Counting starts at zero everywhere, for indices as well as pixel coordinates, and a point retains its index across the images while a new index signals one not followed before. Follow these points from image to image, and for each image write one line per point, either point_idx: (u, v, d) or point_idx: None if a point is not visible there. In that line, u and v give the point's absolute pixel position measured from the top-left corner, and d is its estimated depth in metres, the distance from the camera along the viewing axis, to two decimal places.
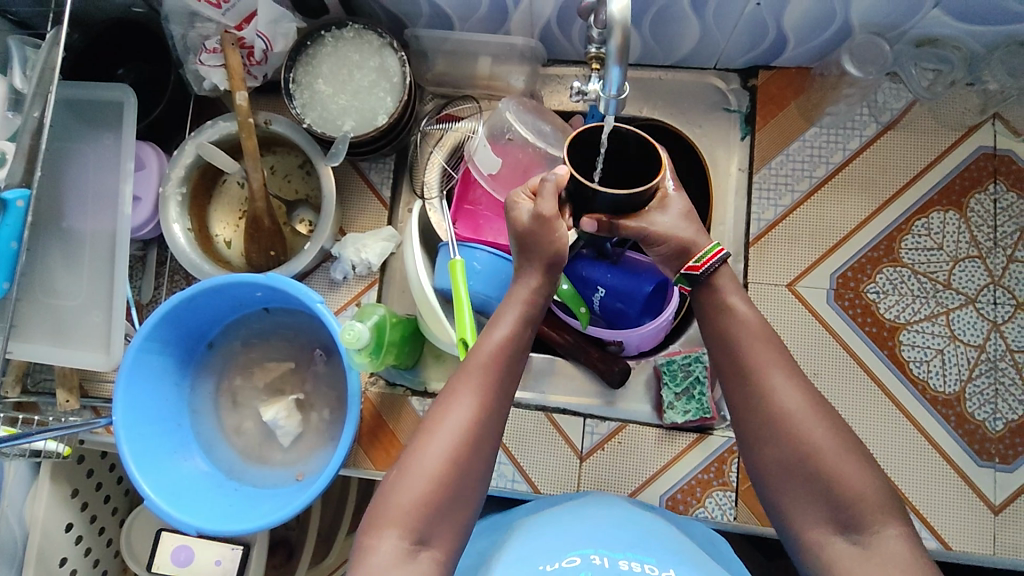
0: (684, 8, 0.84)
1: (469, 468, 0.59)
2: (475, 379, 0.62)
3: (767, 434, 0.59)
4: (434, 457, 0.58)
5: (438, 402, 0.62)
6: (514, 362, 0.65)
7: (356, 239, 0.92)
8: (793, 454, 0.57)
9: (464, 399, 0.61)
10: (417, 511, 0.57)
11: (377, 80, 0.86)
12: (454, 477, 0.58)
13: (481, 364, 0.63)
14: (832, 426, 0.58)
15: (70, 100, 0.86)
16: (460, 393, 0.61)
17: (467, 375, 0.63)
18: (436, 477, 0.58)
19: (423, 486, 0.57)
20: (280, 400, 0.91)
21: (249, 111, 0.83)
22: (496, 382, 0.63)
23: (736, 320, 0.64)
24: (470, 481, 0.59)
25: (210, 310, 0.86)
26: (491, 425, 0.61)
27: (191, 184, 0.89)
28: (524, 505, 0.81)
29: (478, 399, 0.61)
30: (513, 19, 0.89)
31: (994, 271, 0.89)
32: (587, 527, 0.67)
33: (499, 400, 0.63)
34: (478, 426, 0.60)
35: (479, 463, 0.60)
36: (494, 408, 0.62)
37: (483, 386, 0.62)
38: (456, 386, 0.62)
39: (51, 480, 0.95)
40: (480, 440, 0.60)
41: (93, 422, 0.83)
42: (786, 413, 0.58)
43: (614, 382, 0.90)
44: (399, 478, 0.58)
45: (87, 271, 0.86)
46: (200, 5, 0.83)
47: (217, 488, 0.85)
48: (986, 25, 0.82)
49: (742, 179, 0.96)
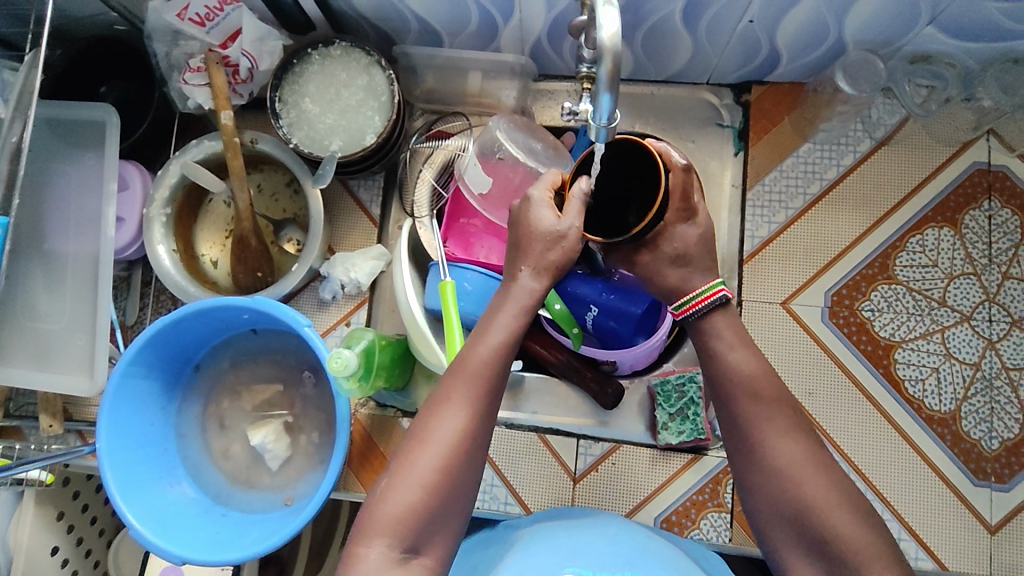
0: (676, 24, 0.82)
1: (461, 475, 0.57)
2: (466, 384, 0.59)
3: (766, 486, 0.58)
4: (424, 466, 0.56)
5: (428, 405, 0.60)
6: (509, 363, 0.61)
7: (346, 258, 0.91)
8: (791, 508, 0.57)
9: (456, 405, 0.58)
10: (407, 520, 0.55)
11: (365, 98, 0.84)
12: (445, 486, 0.57)
13: (475, 368, 0.60)
14: (831, 480, 0.57)
15: (52, 120, 0.84)
16: (452, 399, 0.59)
17: (459, 379, 0.60)
18: (427, 487, 0.56)
19: (413, 496, 0.56)
20: (268, 423, 0.89)
21: (234, 130, 0.82)
22: (490, 386, 0.60)
23: (733, 358, 0.62)
24: (461, 489, 0.58)
25: (196, 332, 0.85)
26: (484, 432, 0.59)
27: (176, 204, 0.88)
28: (516, 520, 0.79)
29: (471, 405, 0.58)
30: (503, 35, 0.87)
31: (989, 288, 0.88)
32: (582, 543, 0.66)
33: (492, 404, 0.60)
34: (471, 433, 0.58)
35: (471, 471, 0.58)
36: (486, 414, 0.59)
37: (477, 392, 0.59)
38: (448, 390, 0.59)
39: (36, 504, 0.93)
40: (473, 448, 0.58)
41: (75, 450, 0.81)
42: (787, 467, 0.58)
43: (607, 404, 0.89)
44: (389, 486, 0.56)
45: (70, 294, 0.85)
46: (184, 23, 0.82)
47: (204, 514, 0.83)
48: (980, 42, 0.81)
49: (735, 196, 0.94)
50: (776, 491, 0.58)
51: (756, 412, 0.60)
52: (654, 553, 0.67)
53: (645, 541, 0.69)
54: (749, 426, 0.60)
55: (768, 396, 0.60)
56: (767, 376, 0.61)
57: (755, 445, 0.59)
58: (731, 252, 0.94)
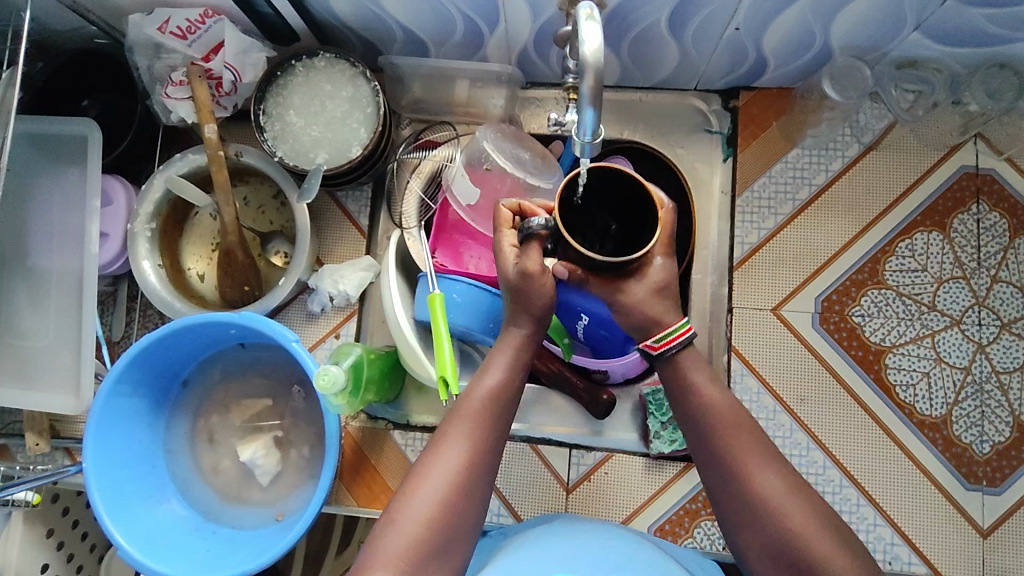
0: (662, 32, 0.82)
1: (461, 511, 0.59)
2: (466, 422, 0.63)
3: (747, 512, 0.60)
4: (425, 501, 0.59)
5: (430, 445, 0.63)
6: (506, 406, 0.65)
7: (334, 270, 0.90)
8: (768, 532, 0.59)
9: (456, 443, 0.61)
10: (408, 554, 0.57)
11: (350, 110, 0.83)
12: (446, 522, 0.59)
13: (474, 410, 0.63)
14: (810, 508, 0.59)
15: (33, 135, 0.83)
16: (452, 436, 0.62)
17: (459, 418, 0.63)
18: (427, 521, 0.58)
19: (414, 530, 0.57)
20: (258, 438, 0.89)
21: (219, 144, 0.81)
22: (488, 427, 0.63)
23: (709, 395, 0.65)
24: (462, 526, 0.59)
25: (182, 348, 0.84)
26: (483, 471, 0.61)
27: (161, 219, 0.87)
28: (512, 527, 0.79)
29: (471, 444, 0.62)
30: (489, 45, 0.87)
31: (978, 292, 0.88)
32: (573, 547, 0.67)
33: (491, 443, 0.63)
34: (471, 470, 0.61)
35: (471, 508, 0.60)
36: (486, 451, 0.62)
37: (476, 431, 0.62)
38: (448, 430, 0.62)
39: (25, 522, 0.92)
40: (473, 485, 0.60)
41: (62, 470, 0.80)
42: (766, 495, 0.59)
43: (600, 414, 0.88)
44: (391, 522, 0.58)
45: (54, 311, 0.84)
46: (165, 36, 0.81)
47: (194, 531, 0.83)
48: (967, 47, 0.81)
49: (725, 203, 0.94)
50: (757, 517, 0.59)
51: (734, 439, 0.62)
52: (655, 564, 0.66)
53: (644, 552, 0.68)
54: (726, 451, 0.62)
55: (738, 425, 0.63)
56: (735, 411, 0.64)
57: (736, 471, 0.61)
58: (721, 258, 0.93)
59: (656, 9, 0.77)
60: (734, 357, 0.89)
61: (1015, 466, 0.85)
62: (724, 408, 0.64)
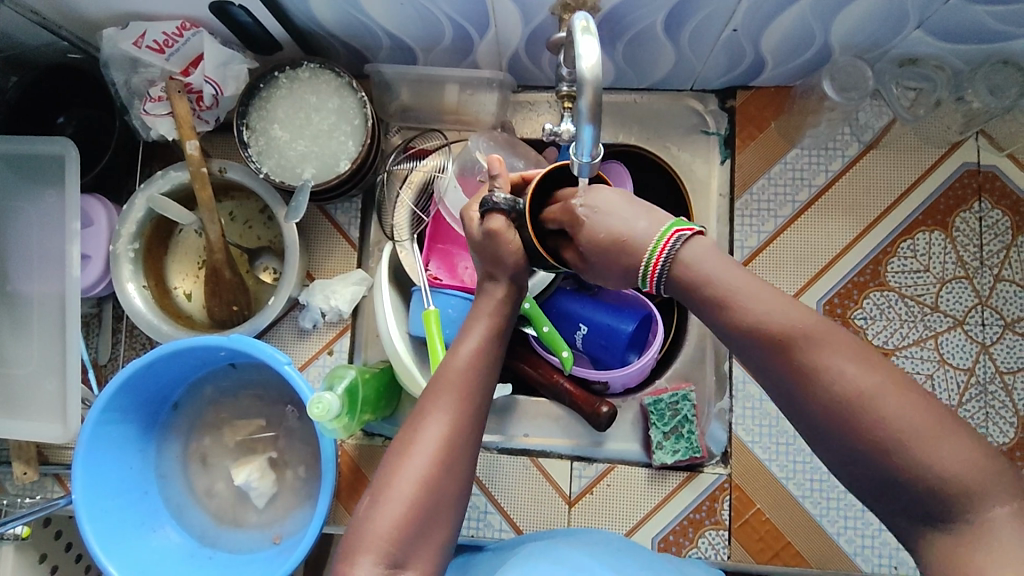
0: (658, 34, 0.79)
1: (445, 489, 0.56)
2: (447, 396, 0.59)
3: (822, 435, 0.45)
4: (410, 478, 0.55)
5: (411, 419, 0.59)
6: (487, 373, 0.62)
7: (325, 285, 0.88)
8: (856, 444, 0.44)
9: (439, 415, 0.58)
10: (395, 533, 0.54)
11: (336, 123, 0.81)
12: (432, 497, 0.56)
13: (454, 381, 0.60)
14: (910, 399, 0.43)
15: (7, 155, 0.80)
16: (434, 409, 0.59)
17: (441, 391, 0.60)
18: (413, 500, 0.55)
19: (398, 512, 0.54)
20: (252, 460, 0.87)
21: (202, 160, 0.78)
22: (470, 398, 0.60)
23: (753, 300, 0.48)
24: (449, 499, 0.56)
25: (171, 372, 0.81)
26: (466, 443, 0.58)
27: (144, 238, 0.84)
28: (513, 540, 0.78)
29: (453, 414, 0.58)
30: (479, 50, 0.84)
31: (981, 291, 0.87)
32: (576, 558, 0.65)
33: (474, 416, 0.60)
34: (454, 443, 0.57)
35: (456, 484, 0.57)
36: (470, 426, 0.59)
37: (459, 402, 0.59)
38: (427, 402, 0.59)
39: (16, 550, 0.90)
40: (458, 457, 0.57)
41: (53, 503, 0.78)
42: (859, 400, 0.43)
43: (600, 426, 0.85)
44: (375, 503, 0.55)
45: (38, 336, 0.81)
46: (141, 51, 0.78)
47: (190, 559, 0.81)
48: (969, 43, 0.79)
49: (723, 205, 0.92)
50: (848, 445, 0.44)
51: (804, 338, 0.45)
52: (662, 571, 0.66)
53: (651, 563, 0.67)
54: (795, 355, 0.46)
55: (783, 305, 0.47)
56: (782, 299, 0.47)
57: (805, 378, 0.45)
58: None
59: (651, 12, 0.74)
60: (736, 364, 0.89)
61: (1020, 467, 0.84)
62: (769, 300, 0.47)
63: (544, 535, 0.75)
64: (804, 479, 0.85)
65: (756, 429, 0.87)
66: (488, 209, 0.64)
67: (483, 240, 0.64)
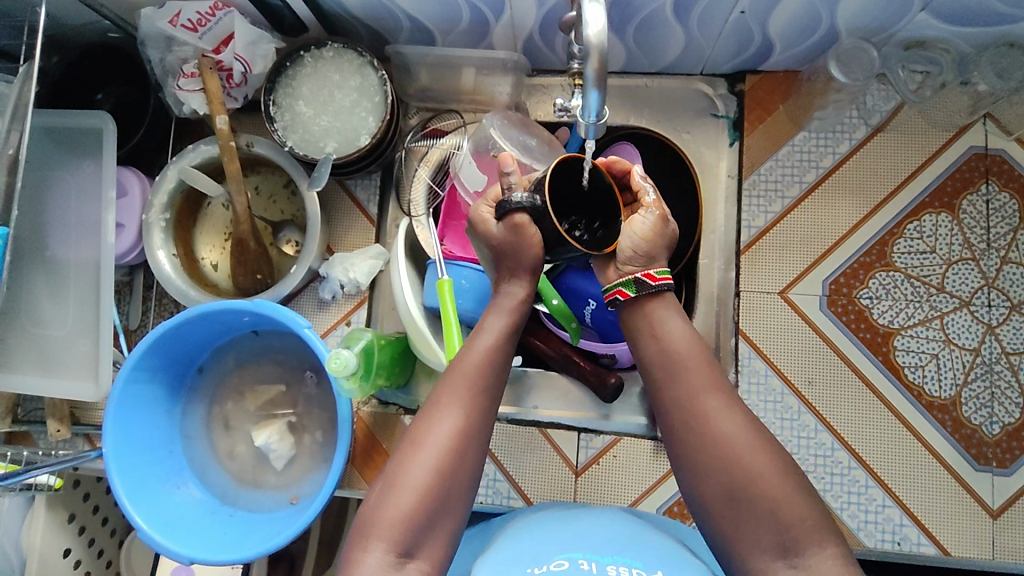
0: (667, 16, 0.82)
1: (454, 480, 0.59)
2: (458, 391, 0.62)
3: (725, 486, 0.56)
4: (422, 468, 0.58)
5: (423, 411, 0.62)
6: (499, 370, 0.65)
7: (345, 258, 0.91)
8: (728, 483, 0.56)
9: (450, 408, 0.61)
10: (406, 521, 0.56)
11: (358, 100, 0.84)
12: (443, 487, 0.58)
13: (466, 374, 0.63)
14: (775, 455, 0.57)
15: (50, 128, 0.85)
16: (445, 402, 0.61)
17: (452, 384, 0.62)
18: (425, 489, 0.57)
19: (411, 500, 0.57)
20: (272, 423, 0.90)
21: (230, 135, 0.82)
22: (480, 391, 0.62)
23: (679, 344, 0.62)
24: (458, 491, 0.59)
25: (197, 336, 0.85)
26: (477, 437, 0.61)
27: (175, 210, 0.88)
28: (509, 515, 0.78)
29: (464, 408, 0.61)
30: (495, 32, 0.87)
31: (987, 273, 0.88)
32: (584, 535, 0.65)
33: (485, 411, 0.62)
34: (464, 434, 0.60)
35: (466, 476, 0.60)
36: (480, 419, 0.62)
37: (469, 396, 0.62)
38: (438, 396, 0.62)
39: (47, 508, 0.95)
40: (467, 449, 0.60)
41: (83, 455, 0.82)
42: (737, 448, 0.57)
43: (607, 397, 0.87)
44: (385, 491, 0.58)
45: (74, 300, 0.86)
46: (176, 29, 0.82)
47: (212, 515, 0.84)
48: (975, 26, 0.81)
49: (732, 185, 0.95)
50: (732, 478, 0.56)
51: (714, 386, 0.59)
52: (661, 551, 0.64)
53: (651, 539, 0.66)
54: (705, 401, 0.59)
55: (705, 368, 0.60)
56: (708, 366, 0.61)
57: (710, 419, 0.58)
58: (729, 240, 0.94)
59: None
60: (742, 340, 0.90)
61: None
62: (698, 366, 0.60)
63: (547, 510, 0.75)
64: (808, 453, 0.87)
65: (762, 404, 0.88)
66: (506, 211, 0.67)
67: (506, 238, 0.68)
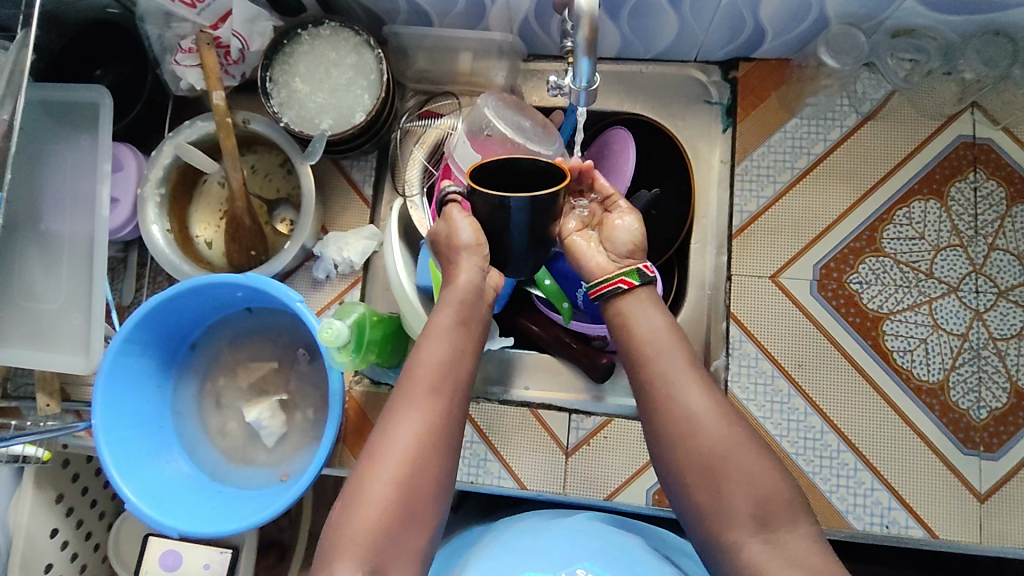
0: (661, 2, 0.83)
1: (420, 486, 0.59)
2: (418, 396, 0.62)
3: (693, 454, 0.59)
4: (383, 480, 0.59)
5: (384, 421, 0.62)
6: (457, 368, 0.65)
7: (339, 237, 0.92)
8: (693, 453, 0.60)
9: (410, 414, 0.61)
10: (371, 535, 0.57)
11: (354, 77, 0.85)
12: (407, 495, 0.59)
13: (424, 378, 0.63)
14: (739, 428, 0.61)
15: (46, 102, 0.85)
16: (404, 408, 0.62)
17: (410, 391, 0.62)
18: (388, 503, 0.58)
19: (375, 512, 0.57)
20: (263, 400, 0.90)
21: (227, 111, 0.82)
22: (441, 394, 0.63)
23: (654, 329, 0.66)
24: (425, 498, 0.60)
25: (192, 310, 0.86)
26: (441, 440, 0.61)
27: (170, 185, 0.89)
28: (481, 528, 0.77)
29: (424, 413, 0.61)
30: (491, 14, 0.88)
31: (975, 259, 0.89)
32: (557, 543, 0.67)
33: (447, 412, 0.63)
34: (426, 438, 0.61)
35: (435, 480, 0.60)
36: (442, 421, 0.62)
37: (430, 399, 0.62)
38: (401, 403, 0.62)
39: (35, 486, 0.94)
40: (429, 457, 0.60)
41: (71, 427, 0.82)
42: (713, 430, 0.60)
43: (598, 377, 0.90)
44: (349, 507, 0.58)
45: (66, 272, 0.86)
46: (175, 6, 0.82)
47: (202, 489, 0.84)
48: (960, 14, 0.83)
49: (725, 171, 0.97)
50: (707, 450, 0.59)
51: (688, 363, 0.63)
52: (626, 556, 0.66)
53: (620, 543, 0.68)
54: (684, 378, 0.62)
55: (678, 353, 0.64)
56: (657, 345, 0.65)
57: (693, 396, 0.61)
58: (721, 227, 0.96)
59: None
60: (733, 323, 0.90)
61: (1012, 431, 0.85)
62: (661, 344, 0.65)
63: (518, 518, 0.75)
64: (798, 436, 0.87)
65: (752, 387, 0.89)
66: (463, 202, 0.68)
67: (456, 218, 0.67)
